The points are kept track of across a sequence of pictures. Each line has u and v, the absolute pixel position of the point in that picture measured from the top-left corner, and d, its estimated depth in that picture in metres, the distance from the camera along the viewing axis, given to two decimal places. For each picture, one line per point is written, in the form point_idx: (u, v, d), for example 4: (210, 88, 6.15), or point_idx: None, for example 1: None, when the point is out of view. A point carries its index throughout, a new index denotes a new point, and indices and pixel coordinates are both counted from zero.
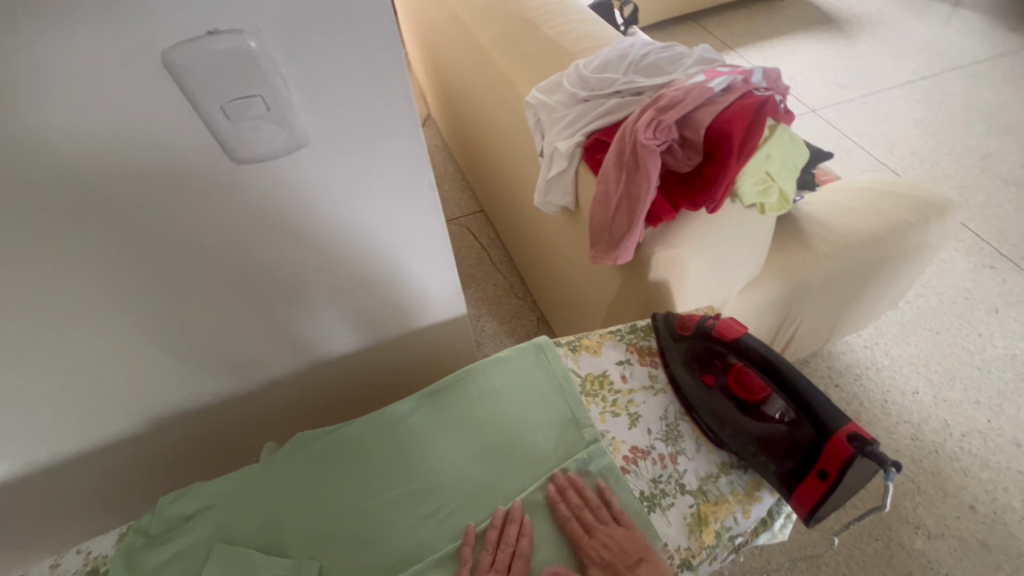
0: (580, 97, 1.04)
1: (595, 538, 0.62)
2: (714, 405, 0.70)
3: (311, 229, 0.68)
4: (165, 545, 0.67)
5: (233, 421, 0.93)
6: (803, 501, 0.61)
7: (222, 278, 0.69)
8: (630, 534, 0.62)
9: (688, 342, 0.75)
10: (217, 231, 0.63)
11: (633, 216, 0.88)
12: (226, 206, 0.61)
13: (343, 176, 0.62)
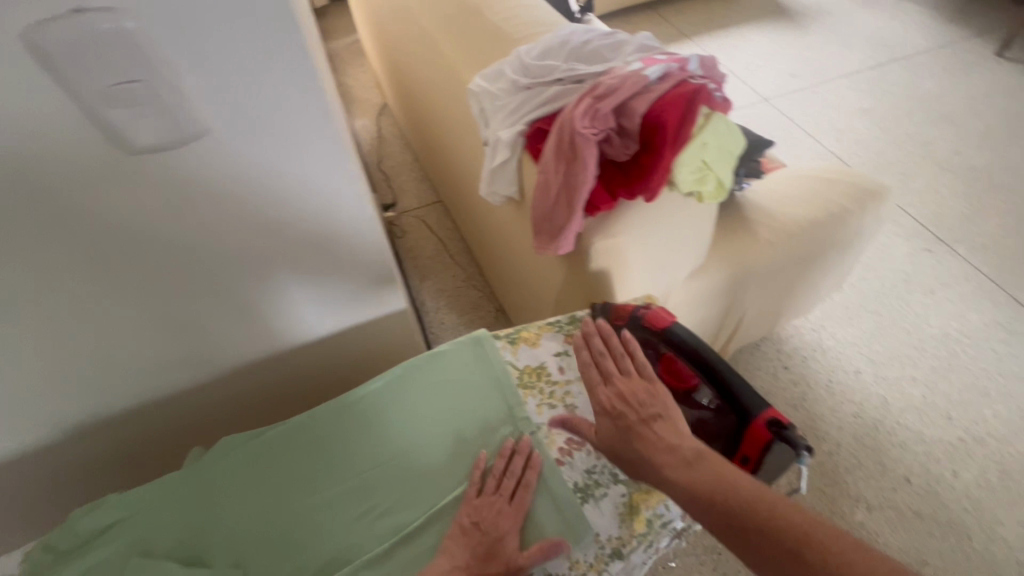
0: (522, 84, 1.02)
1: (610, 387, 0.68)
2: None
3: (227, 224, 0.64)
4: (74, 562, 0.63)
5: (163, 424, 0.89)
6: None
7: (133, 279, 0.65)
8: (649, 388, 0.66)
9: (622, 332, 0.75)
10: (121, 231, 0.59)
11: (573, 206, 0.87)
12: (128, 205, 0.57)
13: (256, 171, 0.59)
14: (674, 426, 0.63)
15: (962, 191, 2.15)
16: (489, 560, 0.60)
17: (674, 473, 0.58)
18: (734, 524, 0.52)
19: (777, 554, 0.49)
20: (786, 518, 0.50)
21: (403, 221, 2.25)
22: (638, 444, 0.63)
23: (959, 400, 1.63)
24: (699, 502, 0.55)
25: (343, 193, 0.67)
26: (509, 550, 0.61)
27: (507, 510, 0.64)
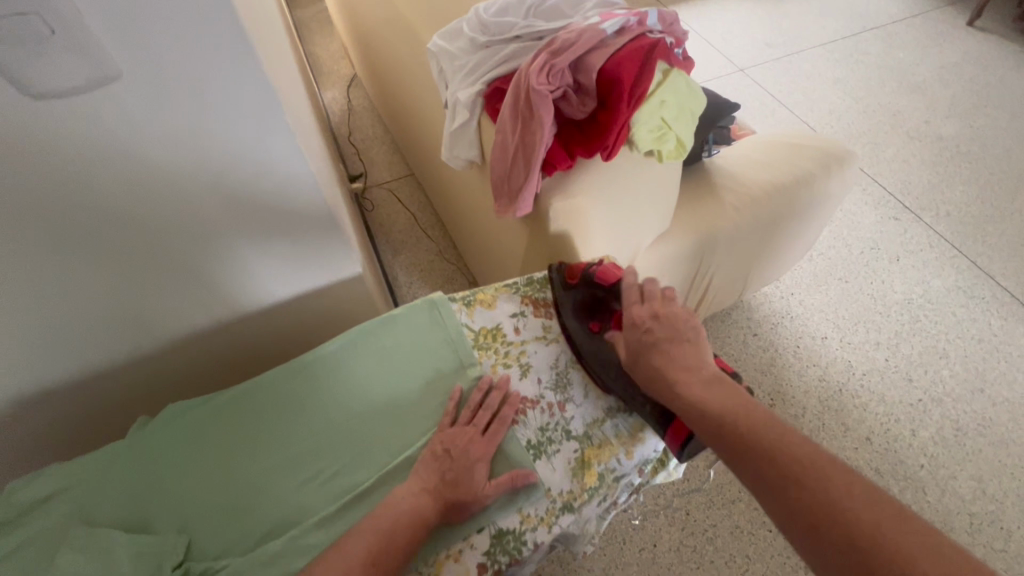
0: (480, 43, 0.99)
1: (647, 308, 0.68)
2: (598, 354, 0.71)
3: (156, 181, 0.61)
4: (14, 532, 0.62)
5: (113, 396, 0.86)
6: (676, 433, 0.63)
7: (57, 241, 0.62)
8: (687, 319, 0.67)
9: (572, 293, 0.75)
10: (35, 186, 0.56)
11: (530, 165, 0.85)
12: (40, 158, 0.53)
13: (179, 120, 0.56)
14: (699, 354, 0.64)
15: (930, 159, 2.17)
16: (456, 485, 0.60)
17: (693, 393, 0.60)
18: (740, 443, 0.54)
19: (774, 472, 0.51)
20: (795, 447, 0.53)
21: (374, 194, 2.20)
22: (658, 359, 0.63)
23: (919, 362, 1.68)
24: (710, 419, 0.57)
25: (279, 147, 0.64)
26: (479, 475, 0.61)
27: (479, 440, 0.64)
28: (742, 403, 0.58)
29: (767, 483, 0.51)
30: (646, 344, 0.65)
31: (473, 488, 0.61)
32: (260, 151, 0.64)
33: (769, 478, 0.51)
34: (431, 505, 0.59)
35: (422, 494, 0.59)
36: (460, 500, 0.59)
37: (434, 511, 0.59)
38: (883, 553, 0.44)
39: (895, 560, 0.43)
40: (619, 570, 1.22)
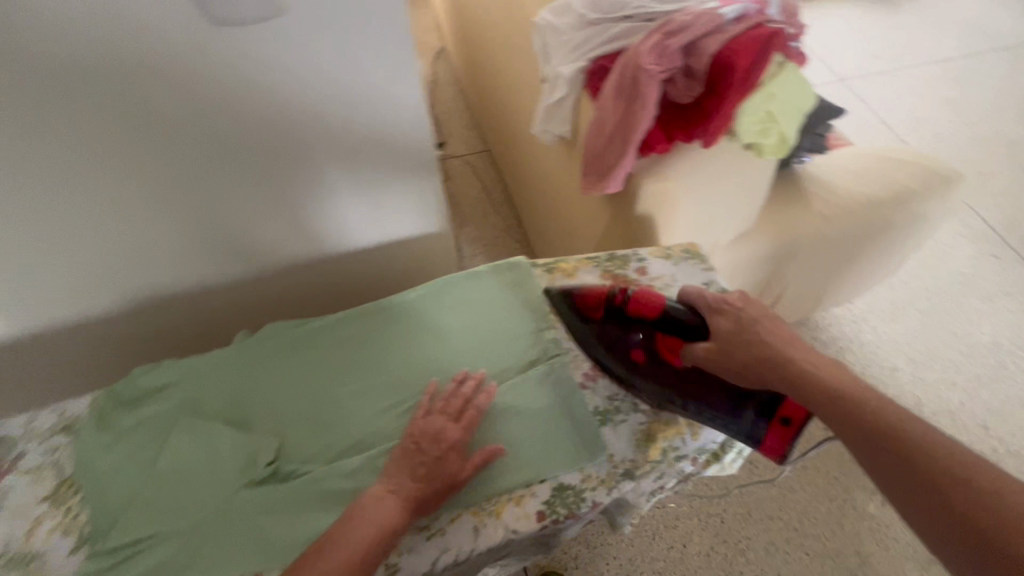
0: (588, 20, 1.00)
1: (732, 317, 0.65)
2: (652, 386, 0.68)
3: (290, 106, 0.69)
4: (134, 411, 0.70)
5: (213, 312, 0.95)
6: (772, 447, 0.65)
7: (199, 153, 0.70)
8: (773, 320, 0.65)
9: (601, 326, 0.72)
10: (193, 98, 0.64)
11: (627, 144, 0.86)
12: (204, 70, 0.61)
13: (321, 55, 0.64)
14: (790, 327, 0.65)
15: None
16: (430, 475, 0.59)
17: (790, 357, 0.61)
18: (837, 404, 0.56)
19: (861, 422, 0.54)
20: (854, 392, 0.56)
21: (448, 165, 2.26)
22: (744, 349, 0.62)
23: (998, 410, 1.56)
24: (807, 380, 0.58)
25: (397, 86, 0.71)
26: (452, 459, 0.60)
27: (452, 428, 0.62)
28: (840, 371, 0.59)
29: (865, 442, 0.53)
30: (736, 324, 0.65)
31: (450, 475, 0.60)
32: (382, 87, 0.70)
33: (868, 437, 0.53)
34: (411, 490, 0.58)
35: (397, 486, 0.58)
36: (437, 488, 0.59)
37: (412, 499, 0.58)
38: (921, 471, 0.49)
39: (996, 517, 0.45)
40: (646, 562, 1.23)
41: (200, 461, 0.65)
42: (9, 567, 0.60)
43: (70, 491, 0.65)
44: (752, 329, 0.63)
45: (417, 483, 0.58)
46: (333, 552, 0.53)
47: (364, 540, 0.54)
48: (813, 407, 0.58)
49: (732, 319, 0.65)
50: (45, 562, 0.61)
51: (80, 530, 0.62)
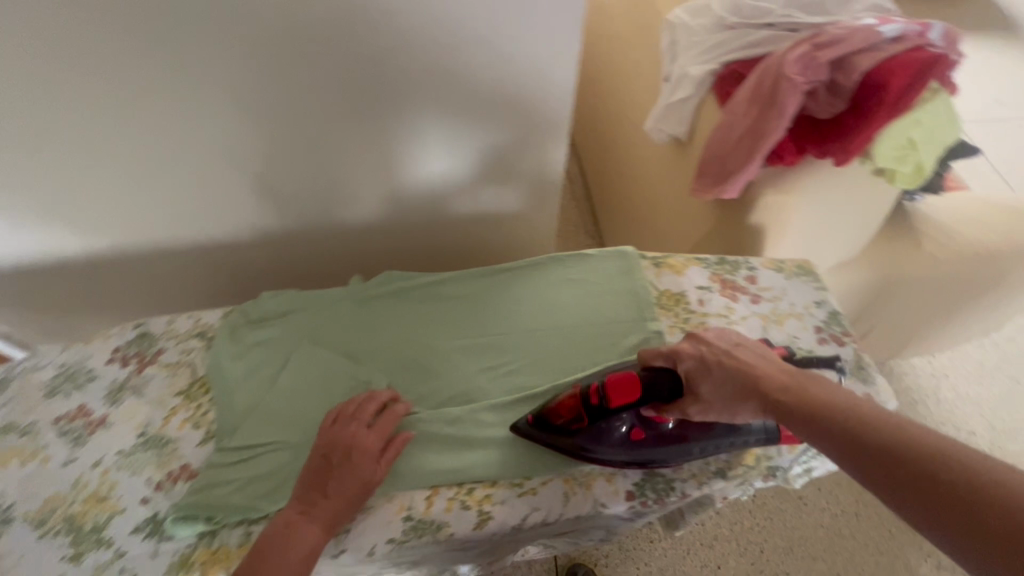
0: (727, 24, 1.00)
1: (707, 368, 0.60)
2: (670, 453, 0.63)
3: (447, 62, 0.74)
4: (260, 329, 0.76)
5: (321, 253, 1.02)
6: (792, 437, 0.64)
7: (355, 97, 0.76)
8: (740, 355, 0.60)
9: (590, 429, 0.62)
10: (369, 47, 0.70)
11: (754, 152, 0.85)
12: (382, 18, 0.68)
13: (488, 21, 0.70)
14: (757, 351, 0.61)
15: None
16: (343, 484, 0.59)
17: (764, 381, 0.56)
18: (824, 424, 0.50)
19: (846, 432, 0.48)
20: (836, 404, 0.51)
21: None
22: (732, 391, 0.57)
23: None
24: (785, 403, 0.53)
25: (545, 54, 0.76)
26: (359, 460, 0.61)
27: (367, 458, 0.61)
28: (822, 386, 0.53)
29: (868, 461, 0.46)
30: (703, 369, 0.60)
31: (365, 481, 0.60)
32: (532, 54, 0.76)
33: (866, 454, 0.46)
34: (335, 500, 0.59)
35: (321, 500, 0.59)
36: (356, 493, 0.60)
37: (338, 507, 0.59)
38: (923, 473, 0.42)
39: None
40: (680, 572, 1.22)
41: (319, 385, 0.71)
42: (147, 445, 0.67)
43: (201, 390, 0.72)
44: (722, 366, 0.59)
45: (334, 494, 0.59)
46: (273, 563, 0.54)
47: (301, 551, 0.56)
48: (802, 434, 0.51)
49: (699, 364, 0.61)
50: (177, 447, 0.67)
51: (208, 426, 0.69)
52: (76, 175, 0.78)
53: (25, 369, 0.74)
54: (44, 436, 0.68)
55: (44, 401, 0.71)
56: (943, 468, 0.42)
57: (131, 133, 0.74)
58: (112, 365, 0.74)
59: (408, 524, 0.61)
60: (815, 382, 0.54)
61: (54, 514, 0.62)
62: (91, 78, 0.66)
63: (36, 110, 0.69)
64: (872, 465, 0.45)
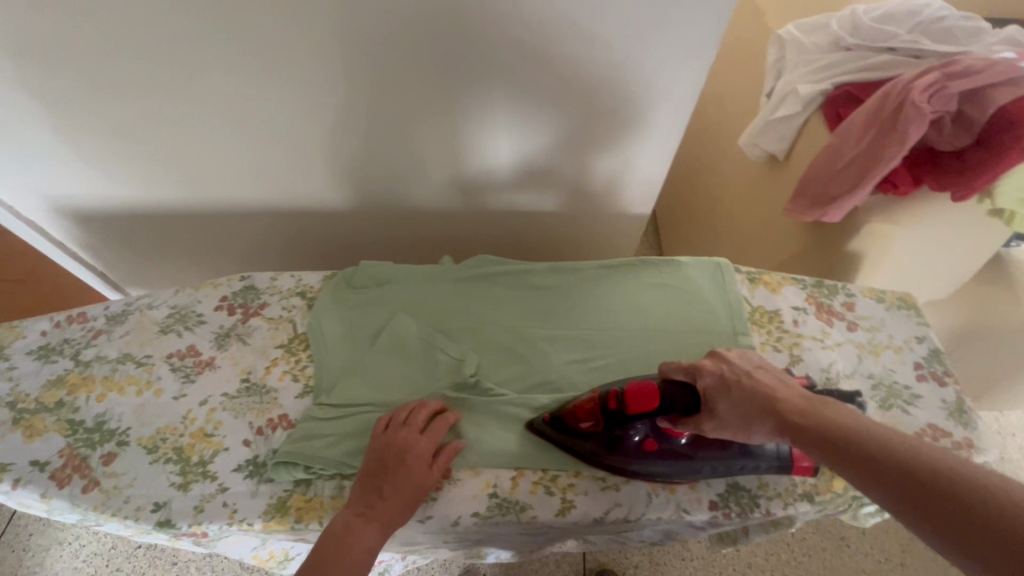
0: (843, 45, 0.97)
1: (725, 386, 0.57)
2: (680, 468, 0.62)
3: (574, 58, 0.74)
4: (359, 295, 0.79)
5: (408, 229, 1.04)
6: (805, 468, 0.62)
7: (475, 84, 0.77)
8: (761, 375, 0.57)
9: (603, 433, 0.62)
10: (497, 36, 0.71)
11: (864, 178, 0.83)
12: (514, 11, 0.68)
13: (619, 24, 0.70)
14: (778, 373, 0.58)
15: None
16: (400, 486, 0.60)
17: (780, 401, 0.54)
18: (852, 453, 0.47)
19: (855, 450, 0.47)
20: (850, 424, 0.49)
21: None
22: (744, 410, 0.56)
23: None
24: (799, 423, 0.52)
25: (672, 60, 0.75)
26: (416, 462, 0.61)
27: (421, 467, 0.61)
28: (846, 414, 0.51)
29: (879, 478, 0.45)
30: (722, 387, 0.57)
31: (422, 484, 0.61)
32: (660, 59, 0.74)
33: (900, 487, 0.43)
34: (393, 503, 0.59)
35: (381, 502, 0.59)
36: (413, 495, 0.60)
37: (397, 510, 0.59)
38: (939, 495, 0.41)
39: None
40: None
41: (413, 356, 0.73)
42: (249, 392, 0.71)
43: (302, 346, 0.75)
44: (741, 385, 0.57)
45: (393, 496, 0.59)
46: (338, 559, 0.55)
47: (363, 551, 0.56)
48: (827, 463, 0.49)
49: (717, 382, 0.58)
50: (277, 396, 0.71)
51: (306, 381, 0.72)
52: (205, 130, 0.83)
53: (141, 306, 0.79)
54: (157, 370, 0.72)
55: (158, 337, 0.75)
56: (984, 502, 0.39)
57: (263, 95, 0.77)
58: (219, 312, 0.78)
59: (493, 501, 0.63)
60: (831, 403, 0.53)
61: (164, 444, 0.66)
62: (238, 42, 0.70)
63: (186, 65, 0.73)
64: (906, 500, 0.43)
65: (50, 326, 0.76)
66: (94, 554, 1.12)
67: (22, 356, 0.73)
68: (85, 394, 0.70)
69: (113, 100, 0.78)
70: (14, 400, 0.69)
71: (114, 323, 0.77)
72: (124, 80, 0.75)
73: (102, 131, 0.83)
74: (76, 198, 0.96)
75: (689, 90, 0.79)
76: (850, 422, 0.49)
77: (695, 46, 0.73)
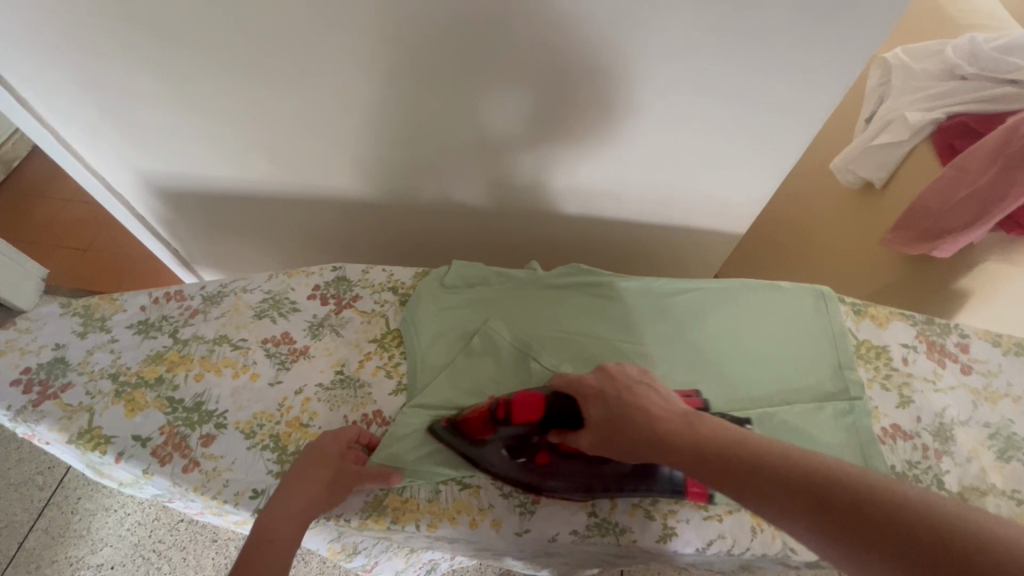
0: (958, 73, 0.92)
1: (605, 403, 0.56)
2: (570, 482, 0.62)
3: (711, 72, 0.69)
4: (453, 294, 0.78)
5: (486, 232, 1.02)
6: (699, 493, 0.61)
7: (576, 99, 0.74)
8: (637, 390, 0.56)
9: (495, 443, 0.62)
10: (610, 56, 0.68)
11: (983, 216, 0.80)
12: (634, 33, 0.65)
13: (744, 52, 0.66)
14: (661, 388, 0.56)
15: None
16: (309, 472, 0.59)
17: (657, 421, 0.52)
18: (739, 471, 0.45)
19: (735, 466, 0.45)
20: (723, 439, 0.48)
21: None
22: (624, 430, 0.53)
23: None
24: (677, 443, 0.49)
25: (814, 82, 0.69)
26: (318, 444, 0.61)
27: (330, 456, 0.60)
28: (724, 429, 0.49)
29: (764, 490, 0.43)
30: (603, 404, 0.56)
31: (334, 466, 0.60)
32: (796, 81, 0.69)
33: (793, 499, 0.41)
34: (303, 488, 0.57)
35: (297, 496, 0.57)
36: (329, 477, 0.59)
37: (315, 497, 0.57)
38: (818, 494, 0.41)
39: (968, 543, 0.34)
40: None
41: (507, 362, 0.72)
42: (343, 384, 0.71)
43: (395, 342, 0.75)
44: (619, 401, 0.55)
45: (301, 486, 0.58)
46: (266, 554, 0.52)
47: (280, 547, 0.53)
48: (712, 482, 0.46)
49: (599, 400, 0.56)
50: (371, 391, 0.71)
51: (400, 378, 0.72)
52: (306, 119, 0.82)
53: (236, 288, 0.79)
54: (253, 354, 0.73)
55: (253, 321, 0.76)
56: (860, 496, 0.39)
57: (375, 91, 0.76)
58: (312, 301, 0.78)
59: (592, 520, 0.62)
60: (707, 418, 0.51)
61: (261, 429, 0.66)
62: (354, 40, 0.69)
63: (304, 56, 0.72)
64: (803, 513, 0.41)
65: (149, 301, 0.77)
66: (138, 523, 1.13)
67: (122, 328, 0.74)
68: (184, 373, 0.70)
69: (231, 83, 0.78)
70: (115, 371, 0.70)
71: (210, 303, 0.77)
72: (241, 67, 0.75)
73: (211, 112, 0.83)
74: (168, 175, 0.97)
75: (809, 121, 0.74)
76: (722, 433, 0.49)
77: (844, 69, 0.67)
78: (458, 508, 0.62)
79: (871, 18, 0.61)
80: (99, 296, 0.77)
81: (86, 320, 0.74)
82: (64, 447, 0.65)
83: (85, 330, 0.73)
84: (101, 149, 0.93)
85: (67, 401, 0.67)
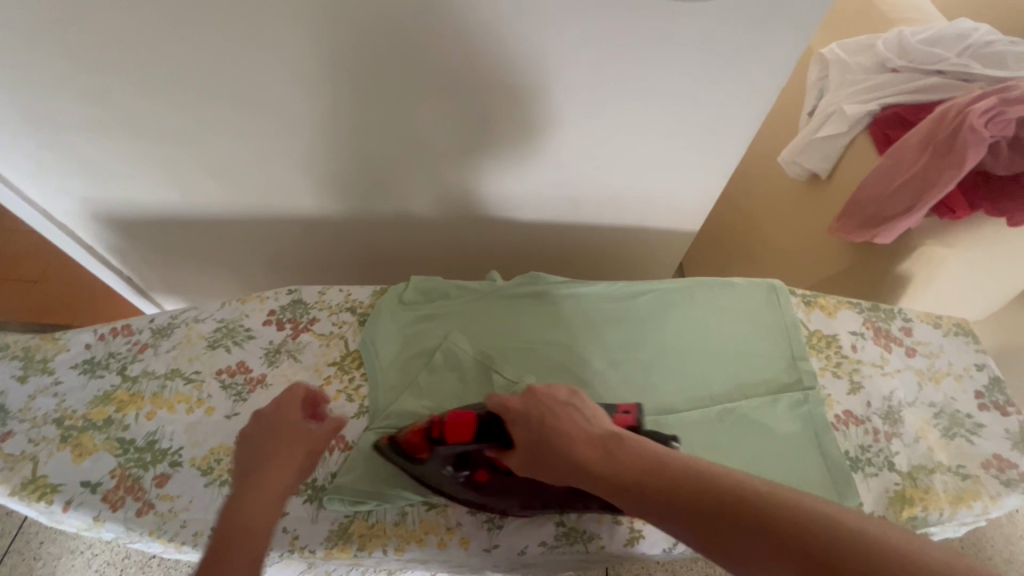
0: (889, 66, 0.96)
1: (531, 427, 0.55)
2: (510, 499, 0.61)
3: (654, 76, 0.70)
4: (412, 311, 0.77)
5: (446, 243, 1.01)
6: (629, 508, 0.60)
7: (521, 108, 0.74)
8: (560, 410, 0.55)
9: (433, 465, 0.61)
10: (551, 64, 0.68)
11: (920, 201, 0.82)
12: (572, 43, 0.66)
13: (680, 57, 0.68)
14: (586, 406, 0.55)
15: None
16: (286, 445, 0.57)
17: (575, 443, 0.51)
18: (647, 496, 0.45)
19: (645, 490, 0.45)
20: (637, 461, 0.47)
21: None
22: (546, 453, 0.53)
23: None
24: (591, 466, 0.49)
25: (751, 82, 0.71)
26: (282, 414, 0.60)
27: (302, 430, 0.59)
28: (636, 443, 0.49)
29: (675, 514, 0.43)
30: (527, 428, 0.55)
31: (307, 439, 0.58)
32: (733, 83, 0.71)
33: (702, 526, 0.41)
34: (280, 461, 0.55)
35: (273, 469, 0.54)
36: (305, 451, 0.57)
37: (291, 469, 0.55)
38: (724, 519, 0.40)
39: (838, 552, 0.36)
40: None
41: (469, 376, 0.71)
42: None
43: (356, 364, 0.74)
44: (541, 424, 0.54)
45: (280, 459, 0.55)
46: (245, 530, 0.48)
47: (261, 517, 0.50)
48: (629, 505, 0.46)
49: (523, 424, 0.56)
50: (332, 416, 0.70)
51: (361, 401, 0.71)
52: (250, 141, 0.80)
53: (187, 319, 0.77)
54: (207, 387, 0.71)
55: (206, 352, 0.73)
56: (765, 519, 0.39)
57: (318, 109, 0.75)
58: (268, 327, 0.76)
59: (560, 530, 0.62)
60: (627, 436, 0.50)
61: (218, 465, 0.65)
62: (291, 59, 0.68)
63: (240, 77, 0.70)
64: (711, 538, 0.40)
65: (94, 338, 0.74)
66: (106, 563, 1.08)
67: (66, 369, 0.71)
68: (134, 412, 0.68)
69: (168, 107, 0.75)
70: (60, 416, 0.67)
71: (159, 337, 0.75)
72: (175, 90, 0.72)
73: (151, 138, 0.80)
74: (112, 203, 0.94)
75: (749, 121, 0.77)
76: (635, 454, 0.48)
77: (780, 69, 0.69)
78: (427, 530, 0.62)
79: (798, 20, 0.64)
80: (40, 336, 0.73)
81: (26, 363, 0.71)
82: (7, 499, 0.62)
83: (26, 374, 0.70)
84: (37, 180, 0.88)
85: (9, 451, 0.63)
